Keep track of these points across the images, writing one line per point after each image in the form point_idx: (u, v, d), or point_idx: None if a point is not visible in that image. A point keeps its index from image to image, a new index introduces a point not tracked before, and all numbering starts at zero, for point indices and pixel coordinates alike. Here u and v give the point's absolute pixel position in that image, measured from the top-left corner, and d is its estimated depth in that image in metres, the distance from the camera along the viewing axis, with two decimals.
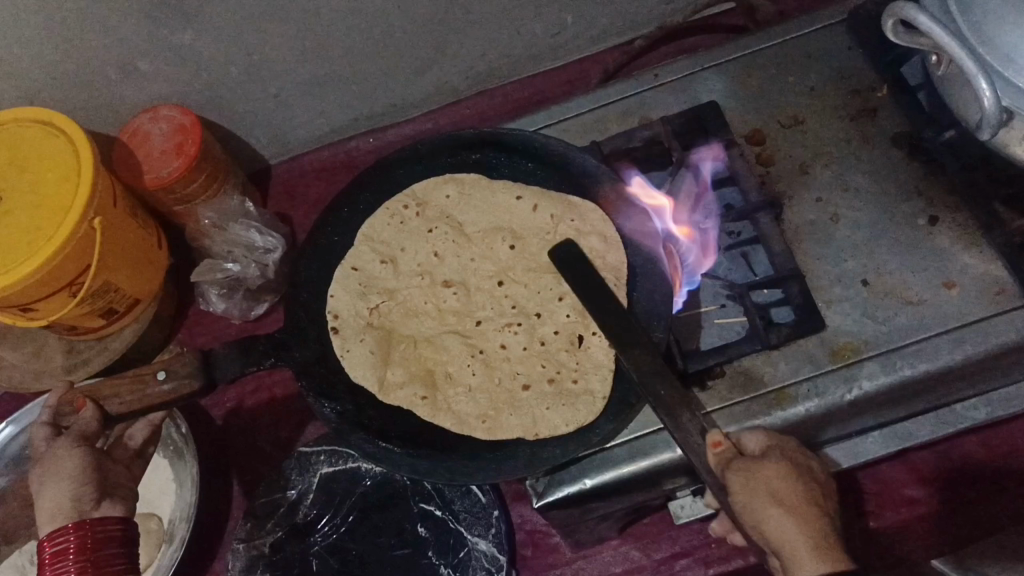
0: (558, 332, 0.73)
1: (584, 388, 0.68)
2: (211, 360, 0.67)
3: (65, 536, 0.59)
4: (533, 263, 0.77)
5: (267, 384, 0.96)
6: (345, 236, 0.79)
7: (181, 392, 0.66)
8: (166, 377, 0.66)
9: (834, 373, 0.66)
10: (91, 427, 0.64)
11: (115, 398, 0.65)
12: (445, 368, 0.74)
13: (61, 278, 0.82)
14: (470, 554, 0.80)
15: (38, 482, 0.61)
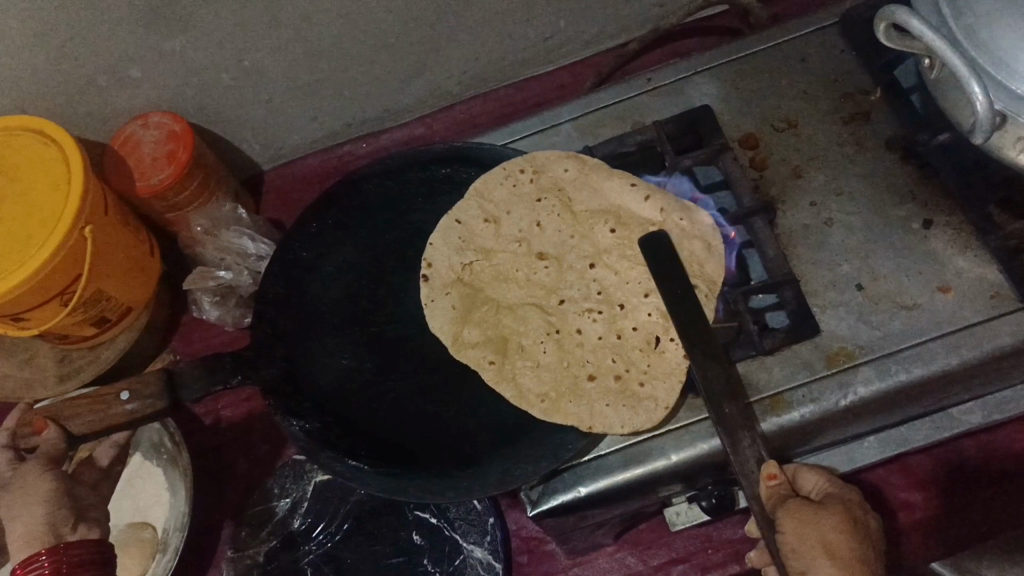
0: (636, 329, 0.68)
1: (650, 394, 0.65)
2: (178, 379, 0.65)
3: (36, 561, 0.60)
4: (630, 253, 0.70)
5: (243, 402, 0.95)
6: (313, 250, 0.77)
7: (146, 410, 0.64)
8: (130, 396, 0.64)
9: (828, 378, 0.66)
10: (54, 448, 0.64)
11: (75, 418, 0.65)
12: (520, 340, 0.70)
13: (52, 288, 0.81)
14: (465, 562, 0.80)
15: (11, 504, 0.65)
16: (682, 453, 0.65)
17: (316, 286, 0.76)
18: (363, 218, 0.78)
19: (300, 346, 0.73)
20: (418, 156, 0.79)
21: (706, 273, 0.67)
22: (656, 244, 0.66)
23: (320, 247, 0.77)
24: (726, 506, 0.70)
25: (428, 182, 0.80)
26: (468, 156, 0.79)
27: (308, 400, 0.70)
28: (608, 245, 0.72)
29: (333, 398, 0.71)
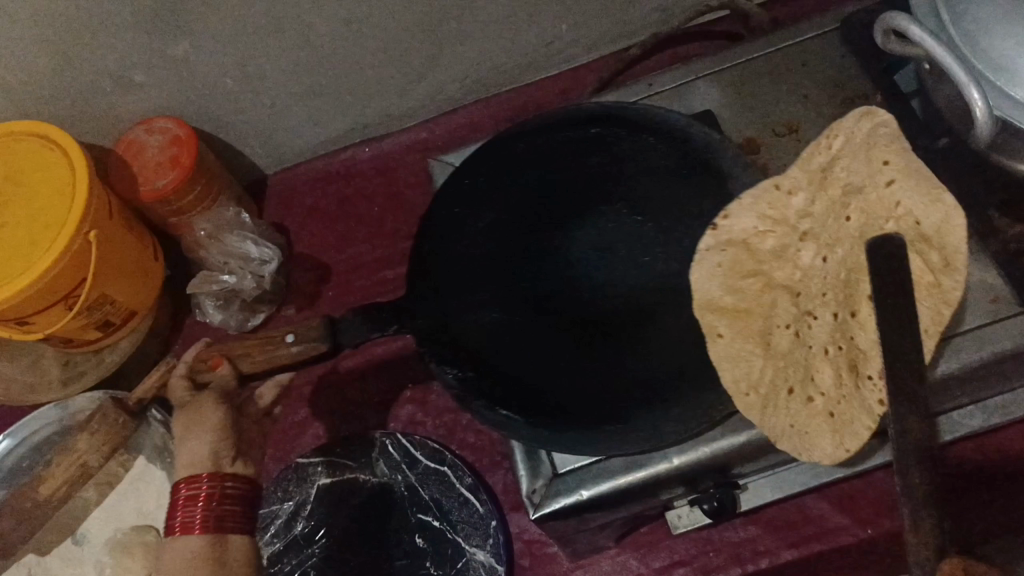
0: (842, 347, 0.60)
1: (843, 417, 0.59)
2: (337, 325, 0.64)
3: (199, 481, 0.56)
4: (836, 242, 0.60)
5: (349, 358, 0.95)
6: (466, 207, 0.73)
7: (312, 352, 0.61)
8: (295, 339, 0.61)
9: (983, 331, 0.66)
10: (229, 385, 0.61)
11: (248, 358, 0.61)
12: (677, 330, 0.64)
13: (56, 293, 0.82)
14: (468, 564, 0.80)
15: (181, 430, 0.59)
16: (684, 456, 0.64)
17: (462, 242, 0.72)
18: (509, 171, 0.74)
19: (450, 294, 0.70)
20: (563, 119, 0.76)
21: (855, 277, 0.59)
22: (886, 247, 0.57)
23: (472, 204, 0.73)
24: (726, 509, 0.69)
25: (576, 142, 0.74)
26: (623, 117, 0.74)
27: (464, 351, 0.67)
28: (845, 235, 0.60)
29: (483, 352, 0.66)
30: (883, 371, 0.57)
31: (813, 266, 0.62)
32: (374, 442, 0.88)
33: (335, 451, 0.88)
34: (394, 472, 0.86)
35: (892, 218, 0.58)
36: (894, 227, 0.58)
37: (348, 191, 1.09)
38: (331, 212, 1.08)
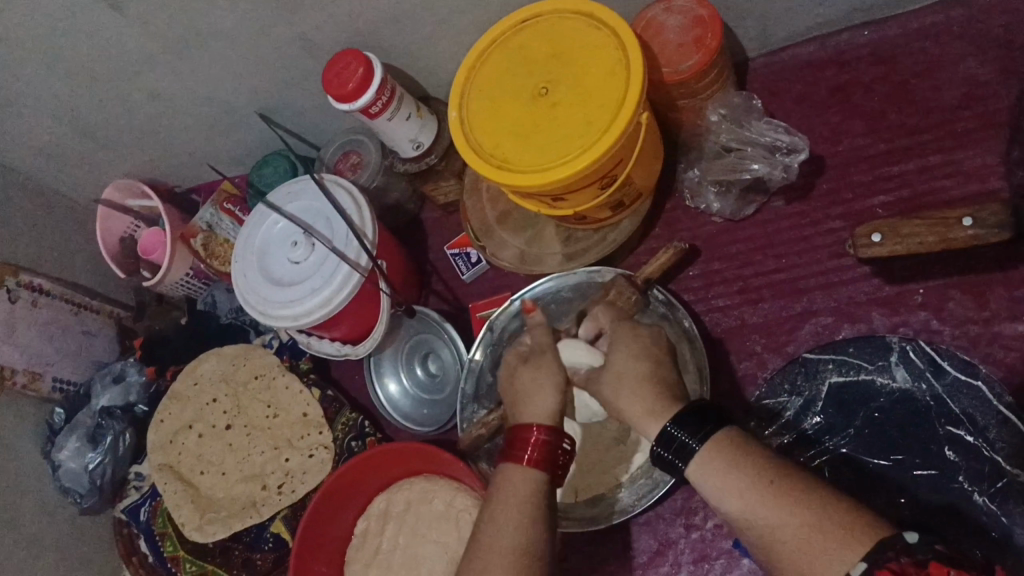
0: (246, 450, 1.05)
1: (267, 394, 1.07)
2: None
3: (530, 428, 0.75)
4: (223, 437, 1.06)
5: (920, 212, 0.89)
6: None
7: (991, 239, 0.67)
8: (972, 224, 0.68)
9: None
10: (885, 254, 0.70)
11: (916, 237, 0.70)
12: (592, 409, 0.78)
13: (601, 172, 0.84)
14: (1011, 485, 0.76)
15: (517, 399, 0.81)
16: None
17: None
18: None
19: None
20: None
21: (240, 424, 1.07)
22: (195, 370, 1.09)
23: None
24: None
25: None
26: None
27: None
28: (226, 439, 1.06)
29: None
30: (214, 419, 1.07)
31: (214, 393, 1.08)
32: (893, 346, 0.84)
33: (847, 351, 0.86)
34: (917, 380, 0.83)
35: (214, 437, 1.07)
36: (208, 434, 1.07)
37: (843, 79, 0.97)
38: (823, 101, 0.97)
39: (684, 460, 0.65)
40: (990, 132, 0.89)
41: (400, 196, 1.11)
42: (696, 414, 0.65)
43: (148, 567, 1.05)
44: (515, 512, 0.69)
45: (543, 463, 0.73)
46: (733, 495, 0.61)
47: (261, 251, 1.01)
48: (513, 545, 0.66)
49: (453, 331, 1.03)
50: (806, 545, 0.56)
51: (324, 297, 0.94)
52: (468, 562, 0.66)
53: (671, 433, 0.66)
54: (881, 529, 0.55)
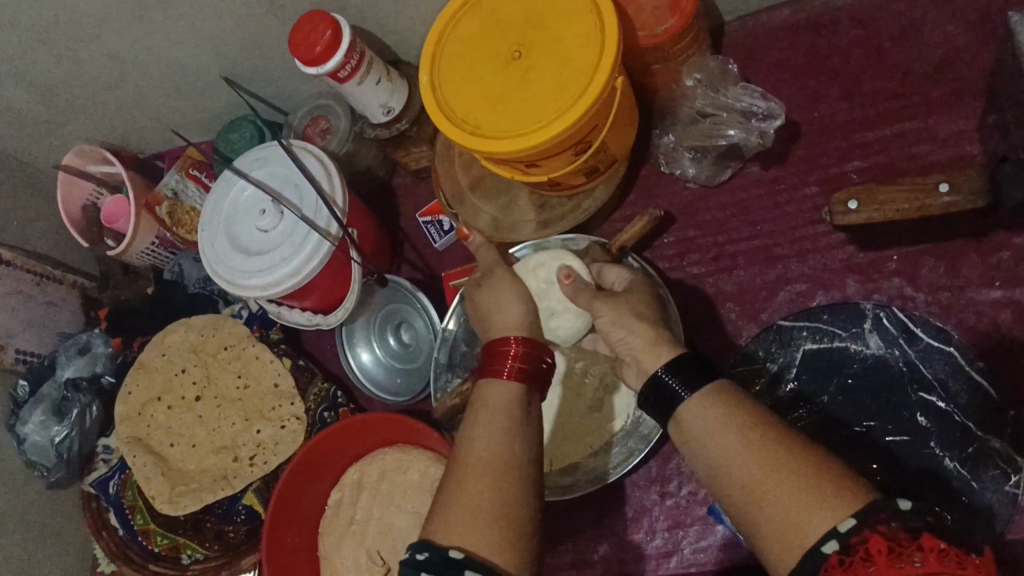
0: (216, 422, 1.04)
1: (237, 364, 1.05)
2: (1001, 177, 0.67)
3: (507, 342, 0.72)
4: (192, 408, 1.05)
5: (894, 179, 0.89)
6: None
7: (966, 205, 0.68)
8: (950, 190, 0.68)
9: None
10: (860, 221, 0.70)
11: (892, 204, 0.69)
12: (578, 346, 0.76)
13: (575, 139, 0.82)
14: (981, 450, 0.77)
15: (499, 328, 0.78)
16: None
17: None
18: None
19: None
20: None
21: (210, 394, 1.05)
22: (163, 340, 1.07)
23: None
24: None
25: None
26: None
27: None
28: (195, 411, 1.04)
29: None
30: (183, 390, 1.05)
31: (183, 363, 1.06)
32: (867, 314, 0.84)
33: (822, 318, 0.85)
34: (890, 346, 0.83)
35: (183, 409, 1.05)
36: (176, 405, 1.05)
37: (819, 43, 0.96)
38: (799, 66, 0.96)
39: (671, 405, 0.65)
40: (965, 98, 0.89)
41: (371, 162, 1.09)
42: (688, 359, 0.66)
43: (121, 542, 1.03)
44: (493, 428, 0.65)
45: (522, 376, 0.70)
46: (717, 444, 0.60)
47: (228, 219, 0.98)
48: (491, 457, 0.63)
49: (425, 300, 1.02)
50: (789, 492, 0.55)
51: (294, 266, 0.92)
52: (445, 479, 0.63)
53: (662, 378, 0.66)
54: (865, 493, 0.54)
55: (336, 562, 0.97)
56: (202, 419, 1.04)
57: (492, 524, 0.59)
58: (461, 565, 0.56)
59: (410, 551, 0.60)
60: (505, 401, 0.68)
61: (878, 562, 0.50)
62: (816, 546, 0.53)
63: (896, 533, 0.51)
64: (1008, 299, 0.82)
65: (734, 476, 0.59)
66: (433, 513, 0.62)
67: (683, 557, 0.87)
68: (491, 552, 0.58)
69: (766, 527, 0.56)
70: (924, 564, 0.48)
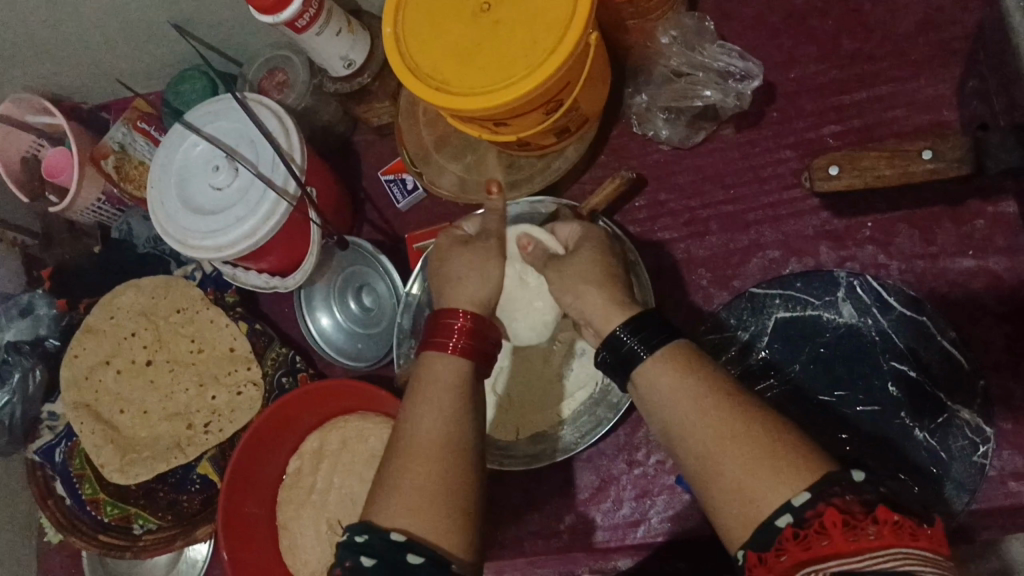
0: (169, 388, 0.99)
1: (191, 328, 1.01)
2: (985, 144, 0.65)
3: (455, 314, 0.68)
4: (143, 373, 1.00)
5: (871, 144, 0.87)
6: None
7: (950, 173, 0.66)
8: (932, 157, 0.66)
9: None
10: (841, 188, 0.69)
11: (874, 170, 0.68)
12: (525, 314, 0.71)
13: (546, 97, 0.79)
14: (950, 421, 0.76)
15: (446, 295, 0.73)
16: None
17: None
18: None
19: None
20: None
21: (162, 359, 1.01)
22: (110, 302, 1.01)
23: None
24: None
25: None
26: None
27: None
28: (146, 376, 1.00)
29: None
30: (133, 354, 1.01)
31: (132, 327, 1.01)
32: (840, 282, 0.83)
33: (795, 286, 0.84)
34: (863, 316, 0.82)
35: (134, 374, 1.00)
36: (126, 371, 1.00)
37: (797, 2, 0.93)
38: (776, 25, 0.93)
39: (627, 366, 0.59)
40: (943, 62, 0.87)
41: (331, 118, 1.04)
42: (650, 318, 0.60)
43: (68, 512, 0.98)
44: (436, 406, 0.62)
45: (469, 351, 0.66)
46: (674, 409, 0.55)
47: (179, 176, 0.93)
48: (434, 435, 0.60)
49: (388, 263, 0.98)
50: (748, 464, 0.51)
51: (249, 226, 0.88)
52: (387, 457, 0.60)
53: (619, 338, 0.60)
54: (824, 463, 0.50)
55: (294, 533, 0.94)
56: (153, 385, 1.00)
57: (437, 506, 0.56)
58: (404, 550, 0.54)
59: (349, 533, 0.57)
60: (450, 378, 0.64)
61: (833, 537, 0.46)
62: (770, 519, 0.49)
63: (853, 506, 0.47)
64: (981, 269, 0.81)
65: (692, 444, 0.54)
66: (377, 492, 0.59)
67: (651, 526, 0.86)
68: (436, 535, 0.56)
69: (722, 501, 0.52)
70: (879, 538, 0.45)
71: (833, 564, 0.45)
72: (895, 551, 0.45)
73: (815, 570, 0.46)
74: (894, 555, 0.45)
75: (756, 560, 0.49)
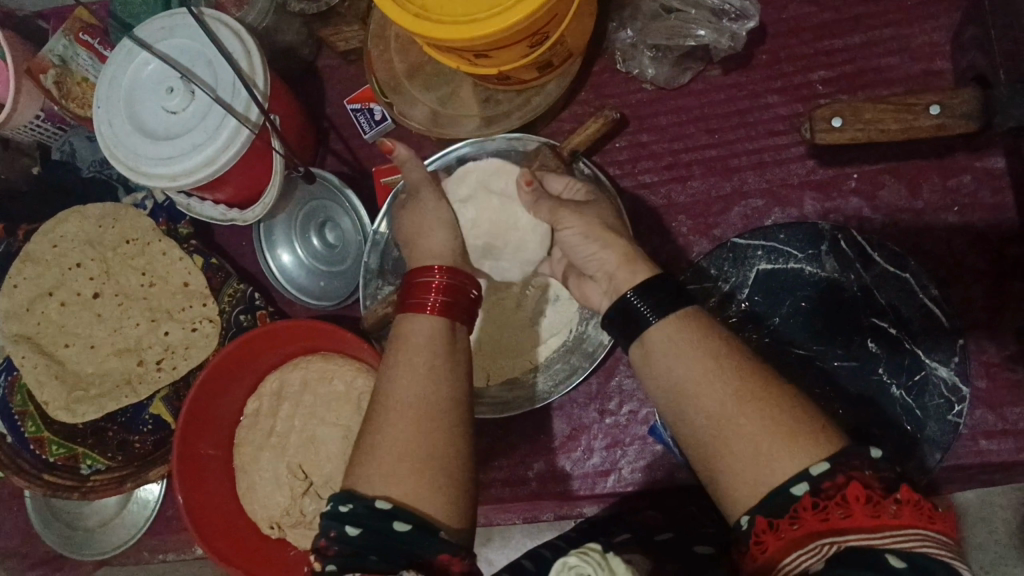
0: (118, 322, 0.94)
1: (143, 261, 0.95)
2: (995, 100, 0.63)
3: (430, 271, 0.64)
4: (89, 306, 0.94)
5: (860, 92, 0.84)
6: None
7: (955, 129, 0.65)
8: (940, 112, 0.65)
9: None
10: (842, 138, 0.67)
11: (881, 124, 0.67)
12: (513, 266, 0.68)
13: (532, 29, 0.74)
14: (927, 379, 0.76)
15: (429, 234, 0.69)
16: None
17: None
18: None
19: None
20: None
21: (110, 292, 0.95)
22: (53, 230, 0.95)
23: None
24: None
25: None
26: None
27: None
28: (93, 310, 0.94)
29: None
30: (78, 286, 0.95)
31: (76, 257, 0.95)
32: (824, 235, 0.81)
33: (778, 238, 0.82)
34: (846, 270, 0.80)
35: (79, 306, 0.94)
36: (70, 303, 0.94)
37: None
38: None
39: (635, 329, 0.58)
40: (939, 9, 0.84)
41: (293, 38, 0.97)
42: (661, 282, 0.58)
43: (8, 450, 0.92)
44: (416, 364, 0.59)
45: (445, 311, 0.63)
46: (685, 375, 0.54)
47: (129, 97, 0.86)
48: (415, 399, 0.57)
49: (355, 199, 0.93)
50: (760, 434, 0.50)
51: (208, 154, 0.82)
52: (368, 419, 0.58)
53: (629, 301, 0.58)
54: (837, 438, 0.50)
55: (253, 475, 0.91)
56: (100, 319, 0.94)
57: (419, 472, 0.54)
58: (390, 517, 0.52)
59: (332, 503, 0.54)
60: (432, 338, 0.61)
61: (853, 511, 0.46)
62: (783, 488, 0.48)
63: (872, 482, 0.46)
64: (965, 225, 0.81)
65: (701, 412, 0.53)
66: (357, 453, 0.57)
67: (622, 476, 0.85)
68: (420, 501, 0.53)
69: (730, 470, 0.51)
70: (897, 516, 0.45)
71: (851, 538, 0.45)
72: (913, 532, 0.45)
73: (831, 543, 0.45)
74: (911, 534, 0.44)
75: (765, 527, 0.48)
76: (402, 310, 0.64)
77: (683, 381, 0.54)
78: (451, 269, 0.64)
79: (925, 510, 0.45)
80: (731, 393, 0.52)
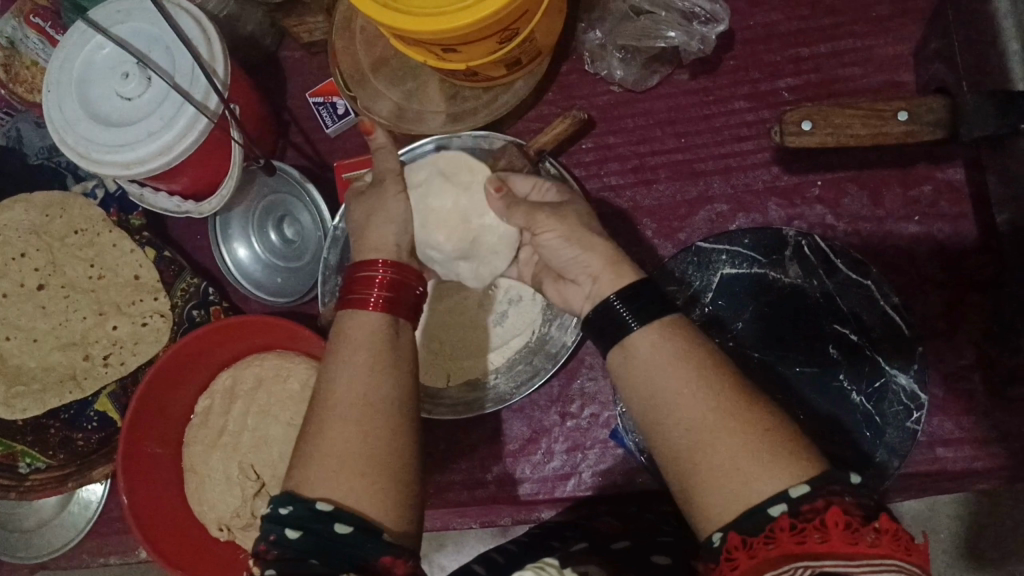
0: (62, 314, 0.90)
1: (91, 250, 0.91)
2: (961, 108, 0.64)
3: (374, 266, 0.62)
4: (32, 297, 0.90)
5: (825, 99, 0.85)
6: None
7: (923, 136, 0.66)
8: (908, 118, 0.66)
9: None
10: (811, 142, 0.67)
11: (851, 129, 0.67)
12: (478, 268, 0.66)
13: (503, 24, 0.73)
14: (888, 386, 0.77)
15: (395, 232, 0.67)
16: None
17: None
18: None
19: None
20: None
21: (55, 283, 0.91)
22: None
23: None
24: None
25: None
26: None
27: None
28: (36, 301, 0.90)
29: None
30: (21, 276, 0.90)
31: (19, 245, 0.90)
32: (788, 241, 0.81)
33: (743, 243, 0.82)
34: (809, 276, 0.80)
35: (21, 297, 0.90)
36: (11, 293, 0.89)
37: None
38: None
39: (615, 334, 0.57)
40: (902, 21, 0.85)
41: (255, 28, 0.95)
42: (641, 289, 0.57)
43: None
44: (362, 362, 0.57)
45: (389, 306, 0.61)
46: (666, 384, 0.53)
47: (81, 82, 0.83)
48: (363, 398, 0.55)
49: (315, 193, 0.91)
50: (740, 451, 0.50)
51: (164, 142, 0.80)
52: (310, 415, 0.55)
53: (611, 306, 0.57)
54: (816, 460, 0.50)
55: (202, 475, 0.88)
56: (42, 310, 0.90)
57: (364, 474, 0.52)
58: (331, 520, 0.50)
59: (273, 503, 0.53)
60: (378, 337, 0.59)
61: (831, 535, 0.45)
62: (760, 506, 0.48)
63: (851, 508, 0.46)
64: (925, 235, 0.81)
65: (678, 423, 0.52)
66: (299, 451, 0.55)
67: (582, 480, 0.84)
68: (366, 503, 0.52)
69: (706, 483, 0.51)
70: (876, 544, 0.44)
71: (828, 562, 0.44)
72: (890, 562, 0.44)
73: (805, 567, 0.44)
74: (889, 563, 0.43)
75: (738, 544, 0.48)
76: (343, 305, 0.62)
77: (663, 390, 0.53)
78: (396, 264, 0.63)
79: (904, 540, 0.44)
80: (712, 407, 0.51)
